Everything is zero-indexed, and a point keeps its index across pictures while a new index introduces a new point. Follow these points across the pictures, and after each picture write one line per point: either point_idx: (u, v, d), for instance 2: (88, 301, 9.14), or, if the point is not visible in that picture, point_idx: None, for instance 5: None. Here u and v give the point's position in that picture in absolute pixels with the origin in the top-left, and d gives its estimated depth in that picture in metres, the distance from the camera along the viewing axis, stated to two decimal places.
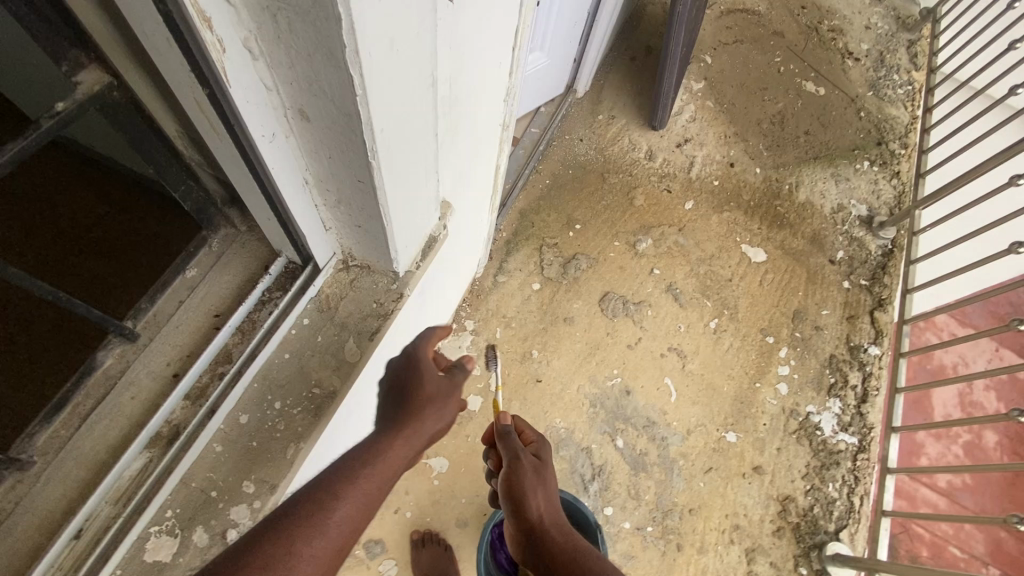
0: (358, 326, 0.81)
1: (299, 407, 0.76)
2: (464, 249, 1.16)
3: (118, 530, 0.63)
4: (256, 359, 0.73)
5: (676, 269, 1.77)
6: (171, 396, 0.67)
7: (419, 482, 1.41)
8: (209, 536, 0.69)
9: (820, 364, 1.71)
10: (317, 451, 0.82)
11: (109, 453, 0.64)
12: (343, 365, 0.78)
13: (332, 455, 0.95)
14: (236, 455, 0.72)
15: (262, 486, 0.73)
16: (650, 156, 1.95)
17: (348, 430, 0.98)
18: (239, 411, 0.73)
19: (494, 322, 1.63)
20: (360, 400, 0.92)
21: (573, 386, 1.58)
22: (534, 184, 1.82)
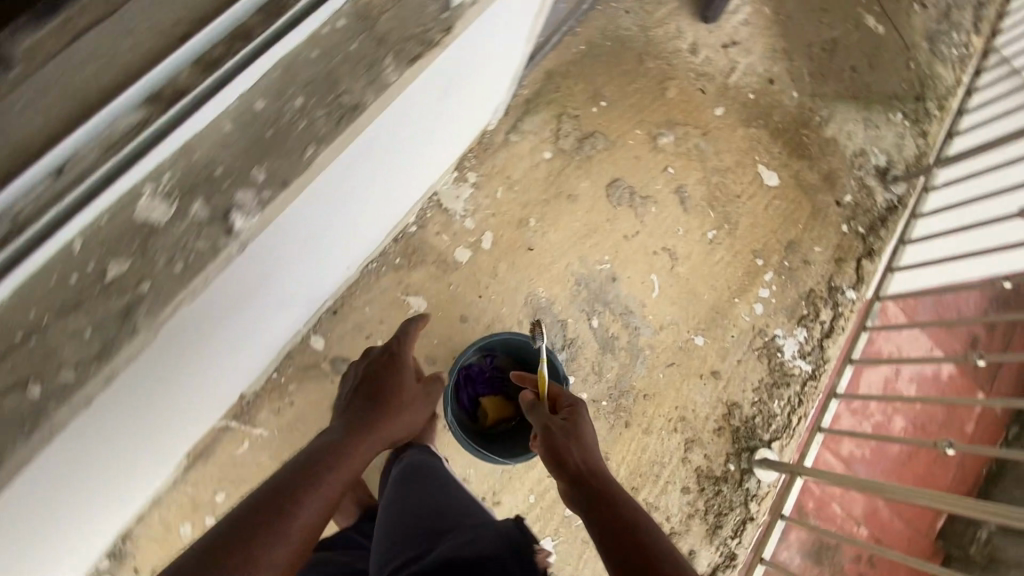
0: (398, 44, 0.71)
1: (326, 109, 0.66)
2: (487, 56, 1.03)
3: (103, 180, 0.55)
4: (283, 38, 0.62)
5: (690, 172, 1.72)
6: (180, 44, 0.56)
7: (394, 316, 1.38)
8: (208, 212, 0.61)
9: (798, 295, 1.74)
10: (314, 192, 0.78)
11: (95, 96, 0.54)
12: (378, 81, 0.69)
13: (319, 226, 0.92)
14: (248, 139, 0.63)
15: (275, 180, 0.64)
16: (693, 49, 1.83)
17: (325, 209, 0.88)
18: (256, 96, 0.64)
19: (496, 180, 1.54)
20: (359, 168, 0.88)
21: (563, 262, 1.55)
22: (568, 47, 1.69)
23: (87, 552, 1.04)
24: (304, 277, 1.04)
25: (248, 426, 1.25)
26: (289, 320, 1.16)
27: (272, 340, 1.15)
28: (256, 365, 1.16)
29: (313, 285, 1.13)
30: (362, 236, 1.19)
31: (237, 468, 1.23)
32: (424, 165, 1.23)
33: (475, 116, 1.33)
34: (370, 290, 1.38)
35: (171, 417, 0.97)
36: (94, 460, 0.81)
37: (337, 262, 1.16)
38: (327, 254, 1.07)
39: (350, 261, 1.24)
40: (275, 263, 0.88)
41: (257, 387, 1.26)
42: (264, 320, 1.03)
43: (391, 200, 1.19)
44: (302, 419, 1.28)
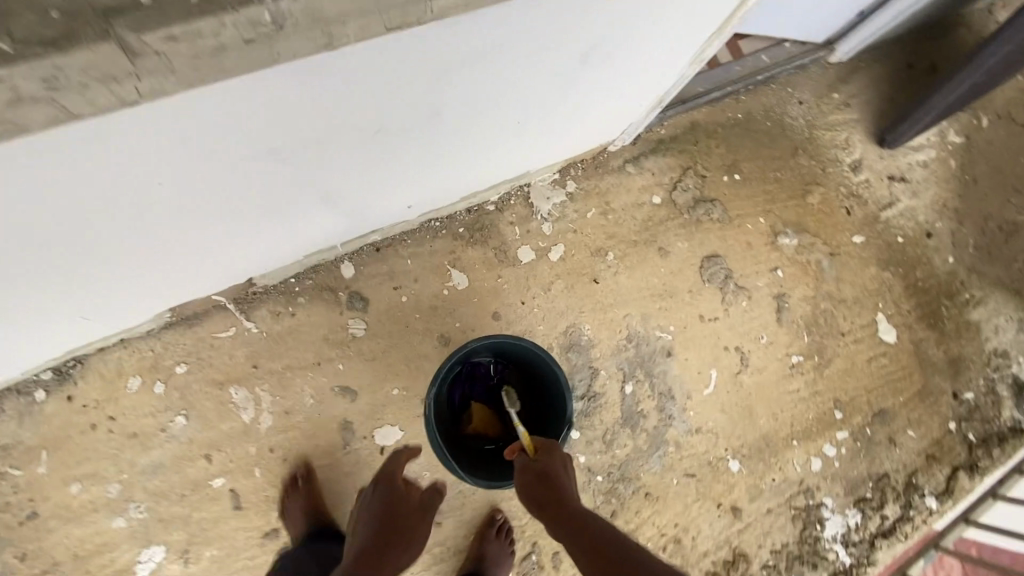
0: None
1: None
2: (644, 25, 0.90)
3: None
4: None
5: (799, 285, 1.51)
6: None
7: (431, 282, 1.28)
8: None
9: (867, 472, 1.45)
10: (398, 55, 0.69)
11: None
12: None
13: (393, 117, 0.83)
14: None
15: None
16: (855, 166, 1.64)
17: (402, 90, 0.77)
18: None
19: (593, 199, 1.40)
20: (457, 70, 0.78)
21: (622, 310, 1.37)
22: (724, 109, 1.57)
23: (23, 349, 0.97)
24: (350, 166, 0.92)
25: (242, 316, 1.17)
26: (321, 215, 1.04)
27: (295, 226, 1.03)
28: (269, 245, 1.05)
29: (360, 187, 1.00)
30: (435, 170, 1.07)
31: (209, 350, 1.15)
32: (531, 130, 1.11)
33: (605, 115, 1.21)
34: (421, 246, 1.29)
35: (157, 241, 0.87)
36: (27, 219, 0.68)
37: (394, 178, 1.03)
38: (387, 157, 0.94)
39: (411, 191, 1.11)
40: (329, 126, 0.78)
41: (271, 284, 1.18)
42: (291, 190, 0.90)
43: (479, 145, 1.07)
44: (294, 334, 1.19)
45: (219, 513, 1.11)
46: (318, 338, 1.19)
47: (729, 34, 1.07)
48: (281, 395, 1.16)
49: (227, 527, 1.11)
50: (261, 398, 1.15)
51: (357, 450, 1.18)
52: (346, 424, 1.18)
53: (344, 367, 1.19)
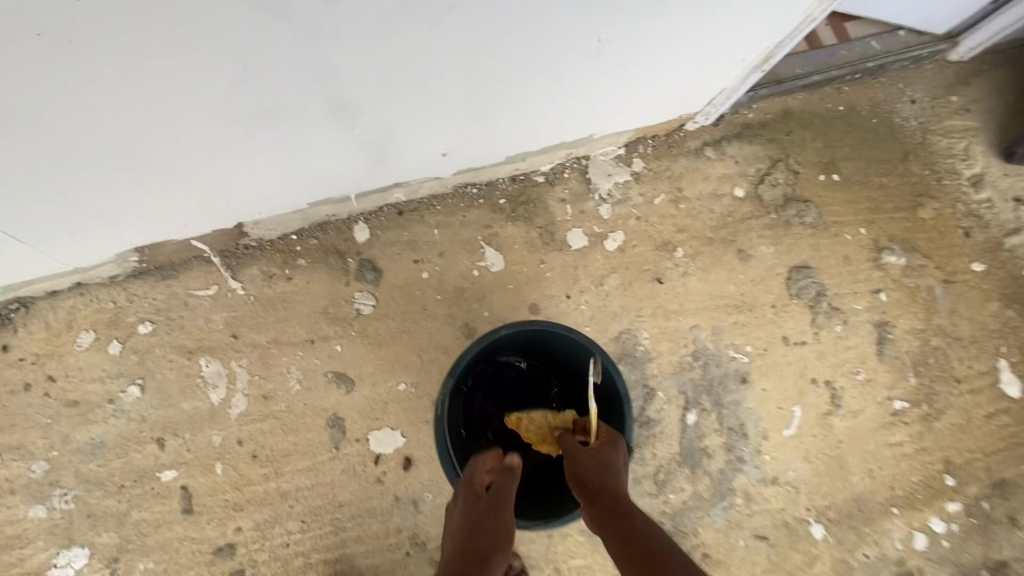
0: None
1: None
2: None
3: None
4: None
5: (905, 314, 1.22)
6: None
7: (461, 259, 1.04)
8: None
9: (985, 561, 1.13)
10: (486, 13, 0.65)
11: None
12: None
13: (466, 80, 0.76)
14: None
15: None
16: (975, 181, 1.37)
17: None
18: None
19: (663, 184, 1.16)
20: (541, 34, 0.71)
21: (689, 320, 1.11)
22: (822, 98, 1.32)
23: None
24: (357, 23, 0.60)
25: (227, 274, 0.95)
26: (316, 111, 0.73)
27: (279, 120, 0.73)
28: (240, 146, 0.75)
29: (373, 74, 0.69)
30: (480, 85, 0.78)
31: (182, 310, 0.94)
32: (613, 59, 0.83)
33: (699, 64, 0.94)
34: (452, 215, 1.05)
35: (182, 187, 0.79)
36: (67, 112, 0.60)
37: (425, 77, 0.73)
38: (415, 29, 0.64)
39: (443, 111, 0.82)
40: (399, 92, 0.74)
41: (267, 238, 0.97)
42: (265, 41, 0.59)
43: (545, 56, 0.76)
44: (287, 303, 0.96)
45: (167, 515, 0.88)
46: (316, 311, 0.97)
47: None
48: (261, 375, 0.93)
49: (172, 535, 0.88)
50: (236, 376, 0.93)
51: (345, 455, 0.93)
52: (335, 420, 0.94)
53: (343, 349, 0.96)
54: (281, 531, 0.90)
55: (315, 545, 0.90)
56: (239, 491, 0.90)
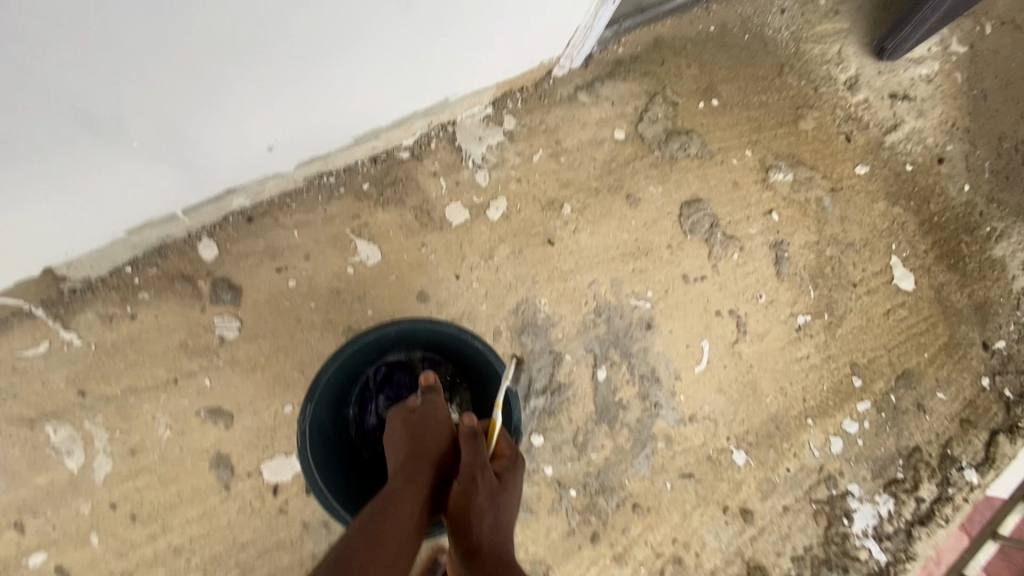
0: None
1: None
2: None
3: None
4: None
5: (798, 230, 1.23)
6: None
7: (330, 257, 0.95)
8: None
9: (897, 449, 1.20)
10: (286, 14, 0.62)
11: None
12: None
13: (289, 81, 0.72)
14: None
15: None
16: (851, 84, 1.37)
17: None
18: None
19: (539, 140, 1.10)
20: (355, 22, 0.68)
21: (587, 277, 1.07)
22: (692, 22, 1.27)
23: None
24: (70, 24, 0.51)
25: (58, 325, 0.84)
26: (76, 133, 0.63)
27: (31, 151, 0.62)
28: (3, 190, 0.65)
29: (136, 82, 0.60)
30: (273, 72, 0.69)
31: (12, 376, 0.82)
32: (424, 20, 0.75)
33: (536, 7, 0.87)
34: (311, 211, 0.95)
35: None
36: None
37: (202, 74, 0.64)
38: (147, 21, 0.54)
39: (242, 108, 0.73)
40: (216, 107, 0.70)
41: (94, 276, 0.85)
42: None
43: (341, 29, 0.68)
44: (136, 344, 0.86)
45: None
46: (172, 347, 0.87)
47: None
48: (123, 429, 0.84)
49: None
50: (94, 437, 0.83)
51: (238, 494, 0.86)
52: (220, 460, 0.86)
53: (213, 383, 0.87)
54: None
55: None
56: (125, 557, 0.82)
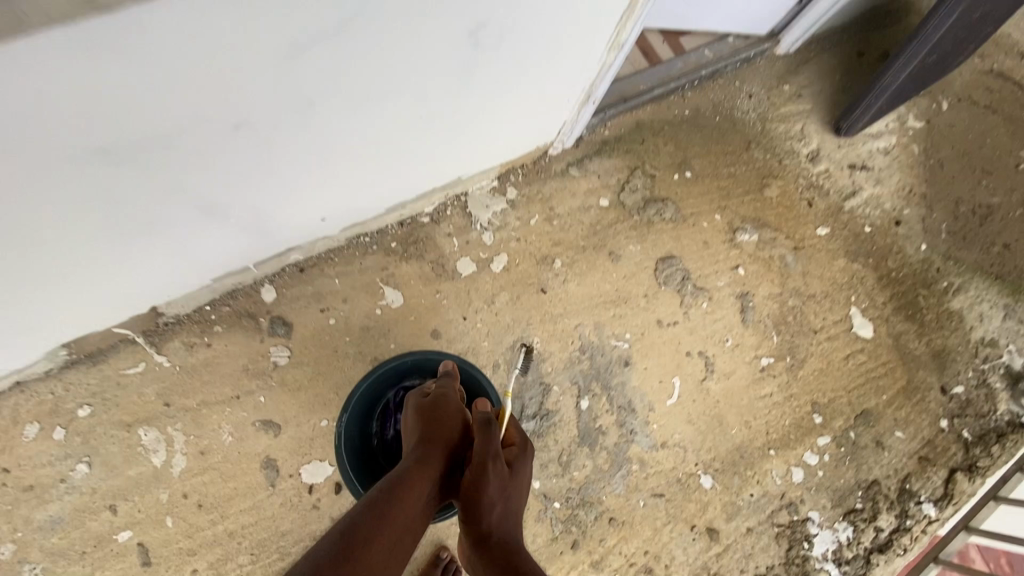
0: None
1: None
2: (543, 64, 0.98)
3: None
4: None
5: (763, 283, 1.42)
6: None
7: (363, 301, 1.19)
8: None
9: (856, 481, 1.33)
10: (338, 135, 0.87)
11: None
12: None
13: (338, 174, 0.97)
14: None
15: None
16: (813, 157, 1.58)
17: (217, 60, 0.64)
18: None
19: (536, 206, 1.33)
20: (387, 134, 0.93)
21: (573, 320, 1.28)
22: (670, 107, 1.51)
23: None
24: (200, 154, 0.76)
25: (153, 350, 1.08)
26: (190, 219, 0.88)
27: (159, 231, 0.87)
28: (135, 257, 0.90)
29: (235, 185, 0.86)
30: (328, 171, 0.95)
31: (115, 389, 1.06)
32: (440, 129, 1.00)
33: (529, 112, 1.12)
34: (350, 264, 1.19)
35: (102, 293, 0.94)
36: (17, 255, 0.77)
37: (277, 176, 0.89)
38: (248, 148, 0.80)
39: (305, 194, 0.98)
40: (286, 195, 0.95)
41: (182, 313, 1.09)
42: (140, 178, 0.75)
43: (378, 140, 0.94)
44: (210, 366, 1.09)
45: (128, 569, 1.00)
46: (237, 369, 1.10)
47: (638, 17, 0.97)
48: (196, 434, 1.06)
49: None
50: (174, 439, 1.05)
51: (281, 491, 1.06)
52: (268, 462, 1.07)
53: (266, 400, 1.09)
54: (233, 566, 1.03)
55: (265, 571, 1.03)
56: (191, 537, 1.03)
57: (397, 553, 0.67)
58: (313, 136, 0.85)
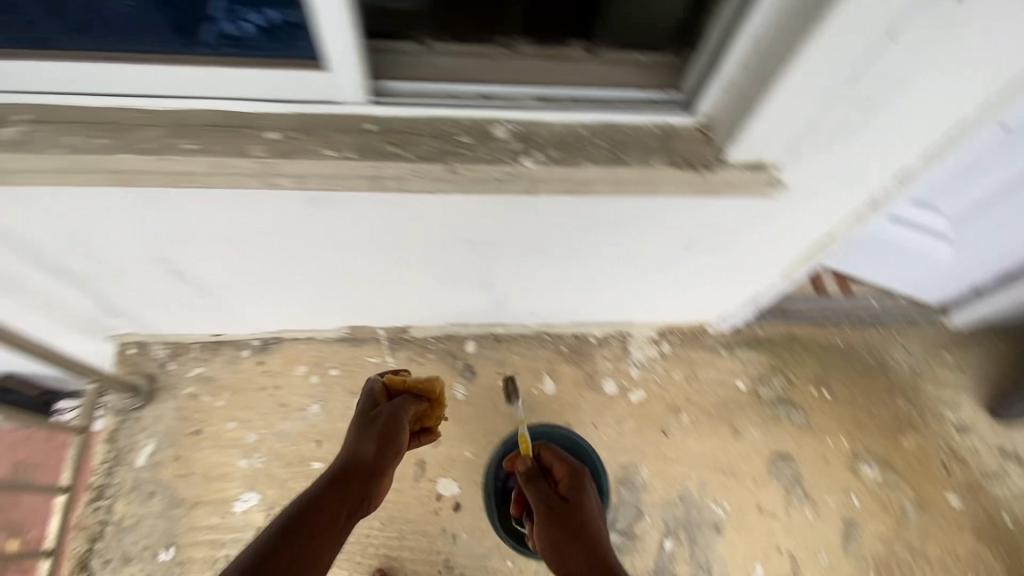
0: (680, 155, 0.82)
1: (600, 146, 0.81)
2: (725, 275, 1.32)
3: (430, 105, 0.79)
4: (580, 108, 0.81)
5: (874, 521, 1.49)
6: (534, 87, 0.81)
7: (527, 379, 1.56)
8: (461, 145, 0.79)
9: None
10: (569, 278, 1.29)
11: (460, 73, 0.80)
12: (652, 154, 0.82)
13: (557, 296, 1.39)
14: (522, 138, 0.81)
15: (523, 156, 0.79)
16: (961, 427, 1.64)
17: (552, 230, 1.03)
18: (556, 124, 0.82)
19: (682, 365, 1.62)
20: (599, 284, 1.34)
21: (682, 469, 1.49)
22: (825, 333, 1.73)
23: (254, 318, 1.41)
24: (484, 270, 1.22)
25: (386, 351, 1.55)
26: (457, 295, 1.35)
27: (436, 296, 1.35)
28: (415, 303, 1.38)
29: (493, 286, 1.31)
30: (556, 288, 1.36)
31: (352, 365, 1.52)
32: (634, 290, 1.38)
33: (703, 298, 1.46)
34: (530, 350, 1.59)
35: (384, 313, 1.44)
36: (364, 287, 1.28)
37: (518, 288, 1.33)
38: (512, 272, 1.25)
39: (529, 300, 1.41)
40: (518, 297, 1.38)
41: (414, 335, 1.56)
42: (446, 272, 1.23)
43: (590, 286, 1.34)
44: (413, 378, 1.53)
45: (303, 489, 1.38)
46: None
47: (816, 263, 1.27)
48: None
49: None
50: None
51: (420, 487, 1.41)
52: (420, 462, 1.42)
53: None
54: (367, 526, 1.37)
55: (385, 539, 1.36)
56: None
57: (342, 524, 0.89)
58: (554, 275, 1.28)
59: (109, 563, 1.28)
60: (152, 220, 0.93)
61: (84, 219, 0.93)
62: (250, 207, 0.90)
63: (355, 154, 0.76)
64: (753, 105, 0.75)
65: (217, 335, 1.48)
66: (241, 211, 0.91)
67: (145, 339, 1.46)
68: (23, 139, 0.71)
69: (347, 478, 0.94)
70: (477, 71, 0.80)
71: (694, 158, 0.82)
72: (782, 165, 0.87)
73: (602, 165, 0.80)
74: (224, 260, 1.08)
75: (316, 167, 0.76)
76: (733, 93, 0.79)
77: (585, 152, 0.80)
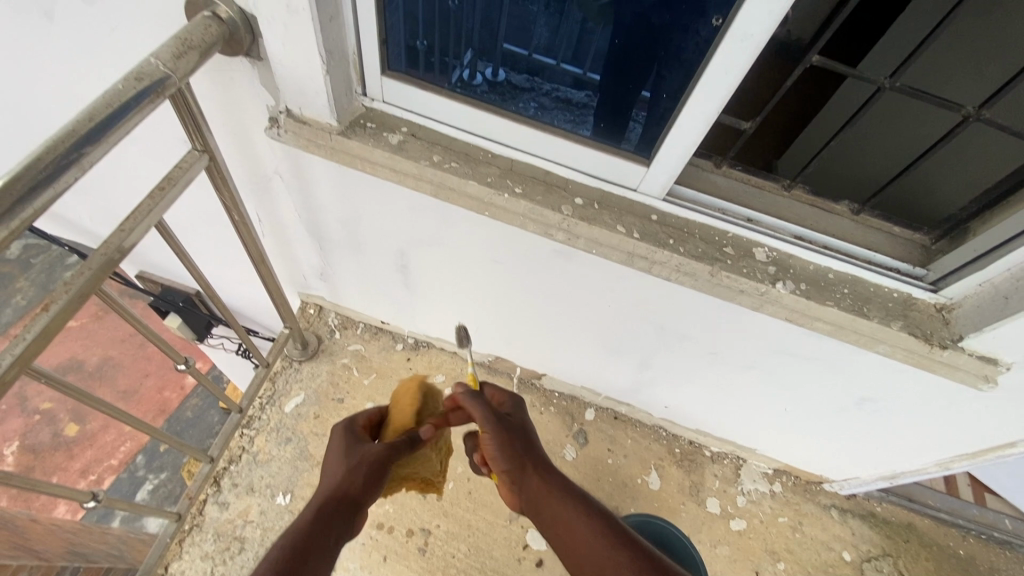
0: (916, 326, 0.90)
1: (847, 297, 0.91)
2: (874, 439, 1.31)
3: (705, 216, 0.93)
4: (832, 256, 0.92)
5: None
6: (795, 226, 0.93)
7: (636, 466, 1.59)
8: (727, 254, 0.91)
9: None
10: (720, 389, 1.35)
11: (736, 198, 0.95)
12: (891, 318, 0.90)
13: (697, 400, 1.44)
14: (777, 264, 0.92)
15: (777, 280, 0.90)
16: None
17: (745, 342, 1.13)
18: (808, 263, 0.93)
19: (789, 511, 1.57)
20: (742, 405, 1.38)
21: None
22: (948, 534, 1.58)
23: (424, 323, 1.56)
24: (645, 354, 1.32)
25: (515, 389, 1.64)
26: (608, 364, 1.42)
27: (589, 358, 1.43)
28: (566, 359, 1.48)
29: (644, 370, 1.39)
30: (701, 394, 1.40)
31: None
32: (773, 422, 1.41)
33: (836, 454, 1.44)
34: (643, 438, 1.63)
35: (533, 357, 1.53)
36: (532, 329, 1.39)
37: (663, 378, 1.39)
38: (670, 364, 1.32)
39: (668, 393, 1.46)
40: (663, 386, 1.43)
41: (543, 383, 1.65)
42: (609, 343, 1.32)
43: (732, 402, 1.38)
44: None
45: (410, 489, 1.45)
46: (544, 440, 1.58)
47: (984, 465, 1.19)
48: None
49: (407, 502, 1.44)
50: None
51: (511, 529, 1.43)
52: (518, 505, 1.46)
53: None
54: (453, 546, 1.40)
55: (467, 568, 1.38)
56: (451, 505, 1.45)
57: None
58: (706, 381, 1.34)
59: (235, 489, 1.39)
60: (428, 228, 1.13)
61: (350, 206, 1.15)
62: (513, 243, 1.08)
63: (640, 235, 0.91)
64: (1000, 311, 0.81)
65: (382, 323, 1.64)
66: (502, 244, 1.09)
67: (325, 307, 1.66)
68: (400, 146, 0.94)
69: (333, 516, 0.81)
70: (745, 198, 0.95)
71: (927, 332, 0.89)
72: (1012, 367, 0.88)
73: (843, 311, 0.89)
74: (450, 272, 1.27)
75: (606, 236, 0.91)
76: (987, 291, 0.85)
77: (829, 293, 0.90)
